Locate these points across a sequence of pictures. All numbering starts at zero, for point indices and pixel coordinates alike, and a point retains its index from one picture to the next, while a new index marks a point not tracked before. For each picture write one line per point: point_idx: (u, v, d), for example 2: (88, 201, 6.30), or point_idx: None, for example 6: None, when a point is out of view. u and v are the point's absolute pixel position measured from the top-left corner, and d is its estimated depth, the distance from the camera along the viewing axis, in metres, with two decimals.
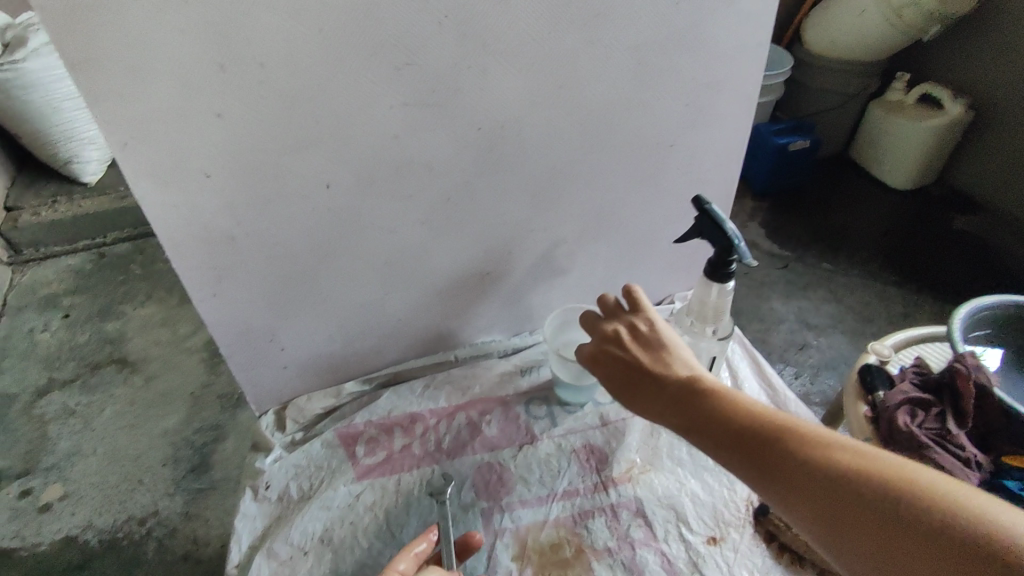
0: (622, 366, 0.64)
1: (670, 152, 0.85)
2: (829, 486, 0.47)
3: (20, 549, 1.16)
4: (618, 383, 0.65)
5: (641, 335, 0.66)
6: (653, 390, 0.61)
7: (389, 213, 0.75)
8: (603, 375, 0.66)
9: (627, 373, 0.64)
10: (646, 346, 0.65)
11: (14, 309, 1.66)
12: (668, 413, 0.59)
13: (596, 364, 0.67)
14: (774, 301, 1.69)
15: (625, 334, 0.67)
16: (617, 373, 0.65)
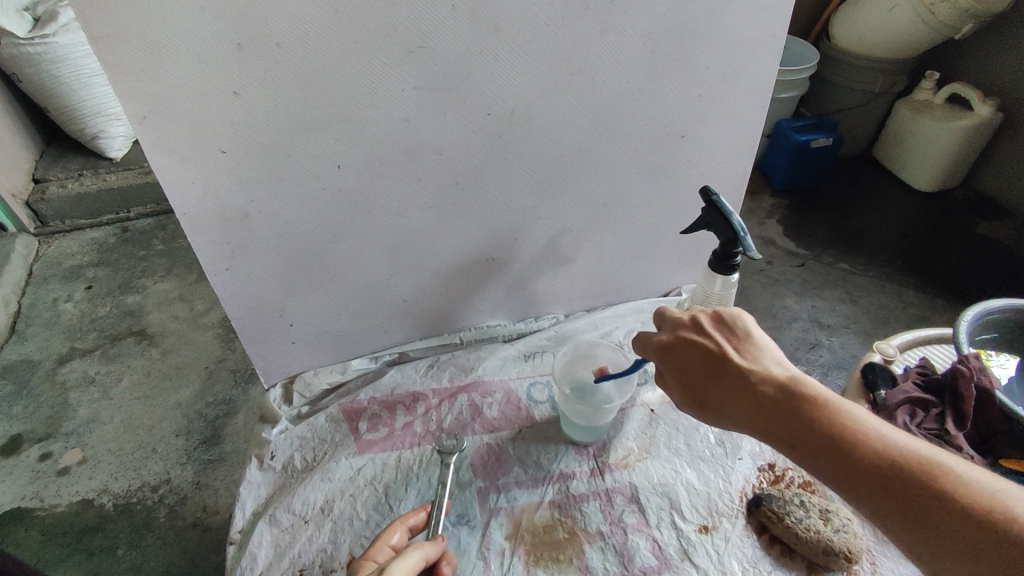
0: (701, 361, 0.60)
1: (681, 143, 0.85)
2: (934, 509, 0.45)
3: (38, 509, 1.21)
4: (694, 377, 0.60)
5: (725, 328, 0.61)
6: (735, 387, 0.57)
7: (399, 195, 0.77)
8: (675, 367, 0.62)
9: (706, 368, 0.59)
10: (732, 337, 0.60)
11: (40, 279, 1.71)
12: (757, 412, 0.55)
13: (670, 353, 0.62)
14: (786, 299, 1.68)
15: (704, 326, 0.61)
16: (695, 363, 0.60)
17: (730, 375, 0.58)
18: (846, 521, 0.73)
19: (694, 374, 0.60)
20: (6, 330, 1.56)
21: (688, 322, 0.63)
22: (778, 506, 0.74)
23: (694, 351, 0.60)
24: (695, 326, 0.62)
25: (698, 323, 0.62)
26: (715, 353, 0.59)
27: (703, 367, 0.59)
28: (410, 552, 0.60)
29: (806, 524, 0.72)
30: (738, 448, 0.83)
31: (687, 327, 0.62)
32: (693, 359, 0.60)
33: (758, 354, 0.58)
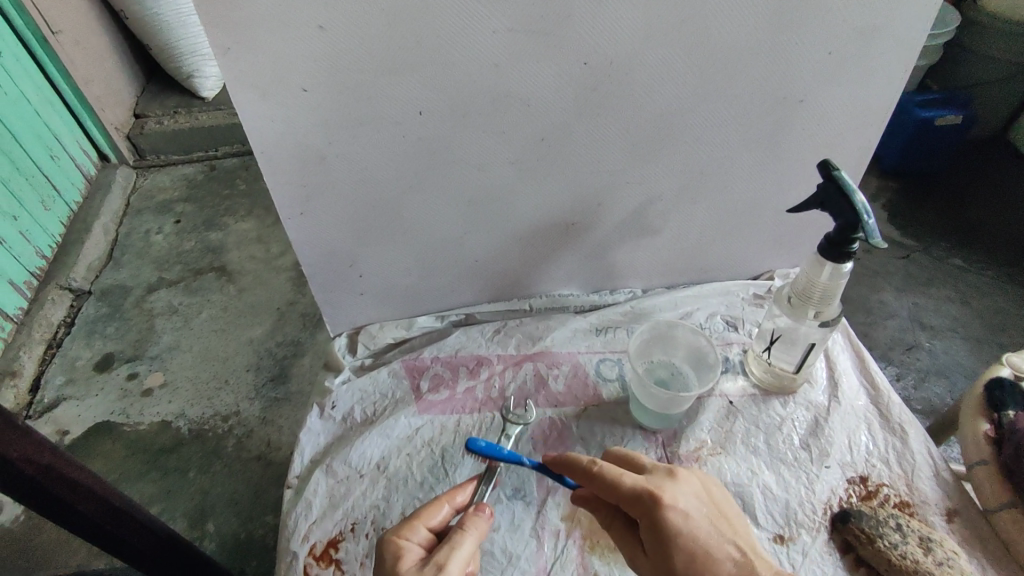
0: (675, 541, 0.54)
1: (799, 109, 0.75)
2: None
3: (124, 425, 1.28)
4: (654, 548, 0.55)
5: (694, 501, 0.57)
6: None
7: (480, 148, 0.72)
8: (660, 545, 0.54)
9: (680, 549, 0.54)
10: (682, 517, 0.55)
11: (135, 210, 1.79)
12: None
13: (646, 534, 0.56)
14: (885, 293, 1.52)
15: (678, 498, 0.56)
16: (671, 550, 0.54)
17: (700, 562, 0.54)
18: (950, 554, 0.65)
19: (664, 552, 0.54)
20: (104, 256, 1.65)
21: (657, 487, 0.56)
22: (869, 526, 0.67)
23: (670, 527, 0.54)
24: (667, 497, 0.56)
25: (671, 494, 0.56)
26: (690, 532, 0.54)
27: (671, 546, 0.54)
28: (459, 540, 0.55)
29: (901, 552, 0.65)
30: (825, 455, 0.76)
31: (662, 495, 0.55)
32: (662, 536, 0.54)
33: (722, 528, 0.56)
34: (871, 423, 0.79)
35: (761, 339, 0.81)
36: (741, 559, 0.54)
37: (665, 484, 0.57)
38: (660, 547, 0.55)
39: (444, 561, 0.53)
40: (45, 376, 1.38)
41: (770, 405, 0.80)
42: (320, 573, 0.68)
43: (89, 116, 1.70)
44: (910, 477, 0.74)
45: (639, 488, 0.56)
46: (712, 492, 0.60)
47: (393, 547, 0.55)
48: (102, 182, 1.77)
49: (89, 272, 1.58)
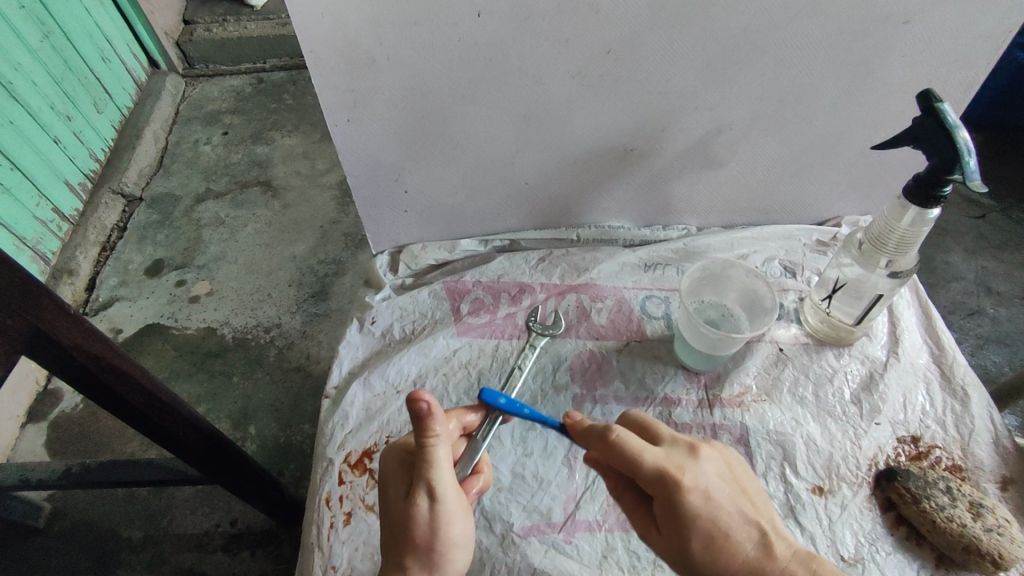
0: (691, 524, 0.50)
1: (900, 33, 0.66)
2: None
3: (173, 328, 1.33)
4: (668, 525, 0.51)
5: (716, 480, 0.52)
6: (721, 566, 0.50)
7: (539, 58, 0.66)
8: (681, 520, 0.50)
9: (697, 531, 0.50)
10: (705, 500, 0.50)
11: (184, 119, 1.79)
12: None
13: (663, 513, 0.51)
14: (953, 254, 1.40)
15: (697, 480, 0.51)
16: (694, 534, 0.50)
17: (719, 546, 0.50)
18: (1001, 522, 0.62)
19: (680, 529, 0.51)
20: (155, 163, 1.66)
21: (678, 469, 0.51)
22: (917, 486, 0.65)
23: (689, 508, 0.50)
24: (687, 478, 0.51)
25: (690, 476, 0.51)
26: (710, 518, 0.50)
27: (688, 528, 0.50)
28: (432, 455, 0.51)
29: (948, 514, 0.62)
30: (877, 412, 0.72)
31: (681, 478, 0.51)
32: (679, 515, 0.50)
33: (747, 510, 0.51)
34: (930, 383, 0.74)
35: (822, 287, 0.77)
36: (761, 546, 0.50)
37: (684, 463, 0.52)
38: (676, 524, 0.51)
39: (430, 487, 0.51)
40: (101, 276, 1.43)
41: (823, 355, 0.76)
42: (354, 479, 0.69)
43: (140, 19, 1.68)
44: (966, 441, 0.70)
45: (659, 467, 0.51)
46: (733, 466, 0.55)
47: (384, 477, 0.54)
48: (152, 88, 1.76)
49: (141, 179, 1.61)
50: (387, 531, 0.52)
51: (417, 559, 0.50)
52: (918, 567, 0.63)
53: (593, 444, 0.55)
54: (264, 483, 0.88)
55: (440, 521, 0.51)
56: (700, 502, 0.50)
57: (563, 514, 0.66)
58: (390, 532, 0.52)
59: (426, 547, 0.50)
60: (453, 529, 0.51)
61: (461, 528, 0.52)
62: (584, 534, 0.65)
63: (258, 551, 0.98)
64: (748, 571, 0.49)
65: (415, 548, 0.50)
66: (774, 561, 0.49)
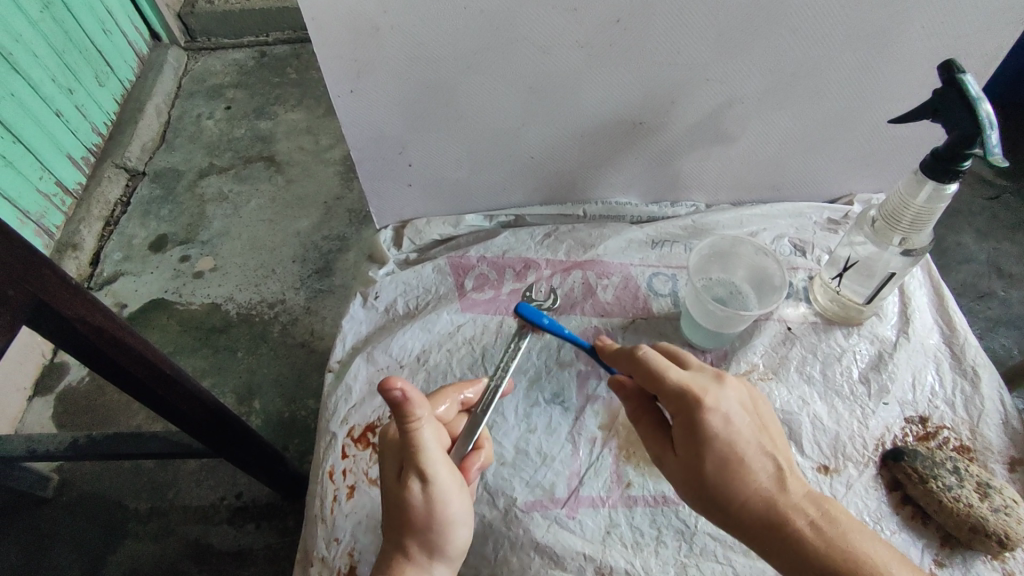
0: (710, 444, 0.51)
1: (922, 1, 0.64)
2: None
3: (177, 303, 1.33)
4: (686, 443, 0.52)
5: (737, 407, 0.53)
6: (732, 490, 0.51)
7: (546, 26, 0.64)
8: (702, 434, 0.51)
9: (715, 448, 0.51)
10: (727, 421, 0.52)
11: (187, 93, 1.77)
12: (751, 510, 0.50)
13: (687, 435, 0.52)
14: (965, 235, 1.38)
15: (720, 403, 0.52)
16: (713, 452, 0.51)
17: (732, 471, 0.51)
18: (1009, 502, 0.62)
19: (697, 447, 0.52)
20: (158, 138, 1.65)
21: (702, 389, 0.53)
22: (923, 466, 0.64)
23: (708, 426, 0.51)
24: (709, 400, 0.52)
25: (713, 397, 0.52)
26: (728, 439, 0.51)
27: (707, 445, 0.51)
28: (418, 439, 0.51)
29: (954, 494, 0.62)
30: (885, 392, 0.71)
31: (704, 397, 0.52)
32: (699, 433, 0.51)
33: (765, 440, 0.53)
34: (940, 363, 0.73)
35: (833, 265, 0.75)
36: (774, 475, 0.51)
37: (707, 380, 0.54)
38: (695, 442, 0.52)
39: (422, 471, 0.51)
40: (105, 251, 1.43)
41: (831, 334, 0.75)
42: (358, 454, 0.69)
43: None
44: (974, 422, 0.70)
45: (682, 385, 0.53)
46: (756, 398, 0.56)
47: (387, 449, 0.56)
48: (154, 61, 1.73)
49: (143, 153, 1.59)
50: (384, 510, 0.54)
51: (419, 540, 0.51)
52: (923, 547, 0.63)
53: (623, 359, 0.58)
54: (269, 456, 0.89)
55: (430, 503, 0.51)
56: (718, 423, 0.51)
57: (567, 490, 0.66)
58: (388, 510, 0.53)
59: (424, 528, 0.51)
60: (450, 508, 0.52)
61: (459, 504, 0.53)
62: (588, 510, 0.65)
63: (263, 524, 0.99)
64: (756, 497, 0.51)
65: (413, 528, 0.51)
66: (784, 494, 0.50)
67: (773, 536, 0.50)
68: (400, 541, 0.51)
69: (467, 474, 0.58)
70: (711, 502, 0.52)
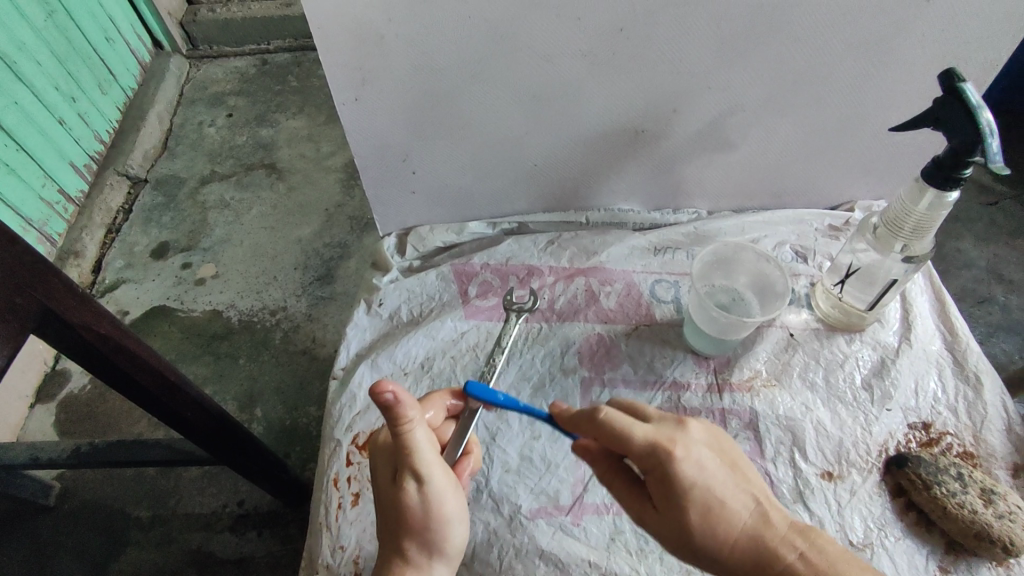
0: (688, 495, 0.49)
1: (923, 10, 0.65)
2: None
3: (179, 310, 1.33)
4: (665, 501, 0.50)
5: (706, 453, 0.51)
6: (716, 536, 0.49)
7: (549, 34, 0.65)
8: (677, 489, 0.49)
9: (693, 502, 0.49)
10: (698, 471, 0.49)
11: (189, 101, 1.78)
12: (741, 557, 0.49)
13: (663, 492, 0.50)
14: (965, 241, 1.38)
15: (690, 453, 0.50)
16: (689, 507, 0.49)
17: (715, 520, 0.49)
18: (1013, 508, 0.62)
19: (675, 502, 0.49)
20: (160, 145, 1.65)
21: (669, 440, 0.50)
22: (927, 472, 0.64)
23: (681, 480, 0.49)
24: (679, 449, 0.50)
25: (682, 446, 0.50)
26: (704, 488, 0.49)
27: (684, 500, 0.49)
28: (411, 442, 0.51)
29: (959, 500, 0.62)
30: (888, 398, 0.71)
31: (673, 448, 0.50)
32: (674, 488, 0.49)
33: (737, 482, 0.51)
34: (942, 369, 0.73)
35: (835, 272, 0.76)
36: (757, 511, 0.50)
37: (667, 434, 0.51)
38: (672, 499, 0.49)
39: (416, 472, 0.51)
40: (107, 258, 1.43)
41: (834, 341, 0.76)
42: (362, 461, 0.69)
43: None
44: (977, 428, 0.70)
45: (649, 442, 0.50)
46: (714, 436, 0.53)
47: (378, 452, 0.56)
48: (156, 69, 1.74)
49: (145, 161, 1.60)
50: (379, 514, 0.54)
51: (416, 541, 0.51)
52: (927, 553, 0.63)
53: (580, 426, 0.53)
54: (271, 463, 0.89)
55: (427, 503, 0.52)
56: (692, 474, 0.49)
57: (571, 497, 0.66)
58: (383, 512, 0.53)
59: (421, 527, 0.52)
60: (447, 505, 0.53)
61: (455, 502, 0.53)
62: (592, 517, 0.65)
63: (265, 531, 0.98)
64: (744, 541, 0.49)
65: (409, 529, 0.51)
66: (769, 529, 0.49)
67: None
68: (397, 543, 0.51)
69: (460, 477, 0.60)
70: (697, 552, 0.50)
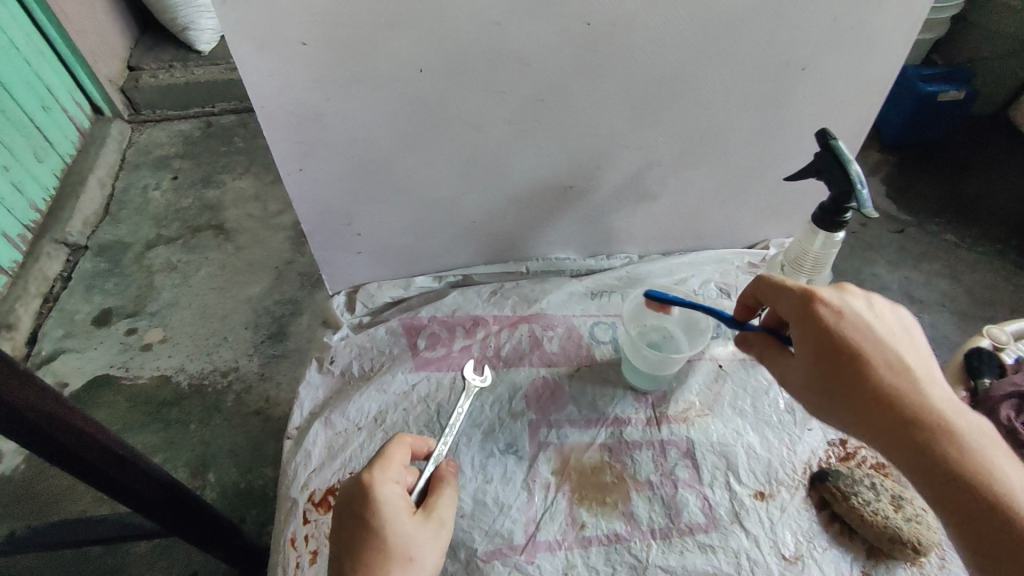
0: (829, 334, 0.57)
1: (801, 77, 0.75)
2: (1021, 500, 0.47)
3: (124, 378, 1.31)
4: (808, 344, 0.58)
5: (862, 310, 0.58)
6: (855, 384, 0.55)
7: (478, 107, 0.71)
8: (821, 324, 0.57)
9: (835, 340, 0.56)
10: (844, 321, 0.57)
11: (131, 165, 1.77)
12: (873, 417, 0.54)
13: (805, 332, 0.58)
14: (878, 266, 1.51)
15: (843, 302, 0.58)
16: (824, 346, 0.57)
17: (854, 363, 0.55)
18: (919, 512, 0.68)
19: (817, 342, 0.57)
20: (101, 211, 1.64)
21: (826, 293, 0.59)
22: (844, 484, 0.70)
23: (826, 322, 0.57)
24: (834, 299, 0.58)
25: (838, 299, 0.58)
26: (846, 335, 0.56)
27: (828, 339, 0.56)
28: (447, 494, 0.60)
29: (873, 508, 0.68)
30: (808, 419, 0.78)
31: (825, 296, 0.58)
32: (819, 327, 0.57)
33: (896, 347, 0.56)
34: None
35: None
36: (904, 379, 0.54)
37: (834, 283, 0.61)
38: (817, 335, 0.57)
39: (442, 517, 0.59)
40: (45, 328, 1.39)
41: (757, 369, 0.83)
42: (319, 518, 0.70)
43: (82, 67, 1.67)
44: None
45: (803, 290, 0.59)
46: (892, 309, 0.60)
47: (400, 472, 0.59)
48: (96, 135, 1.74)
49: (86, 227, 1.58)
50: (387, 545, 0.54)
51: None
52: (852, 560, 0.68)
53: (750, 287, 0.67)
54: (225, 529, 0.88)
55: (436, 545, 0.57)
56: (837, 325, 0.57)
57: (524, 536, 0.69)
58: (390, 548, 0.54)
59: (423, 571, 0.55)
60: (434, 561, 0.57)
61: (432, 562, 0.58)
62: (545, 554, 0.68)
63: None
64: (873, 380, 0.54)
65: (417, 567, 0.54)
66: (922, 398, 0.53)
67: (900, 434, 0.52)
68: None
69: None
70: (831, 363, 0.57)
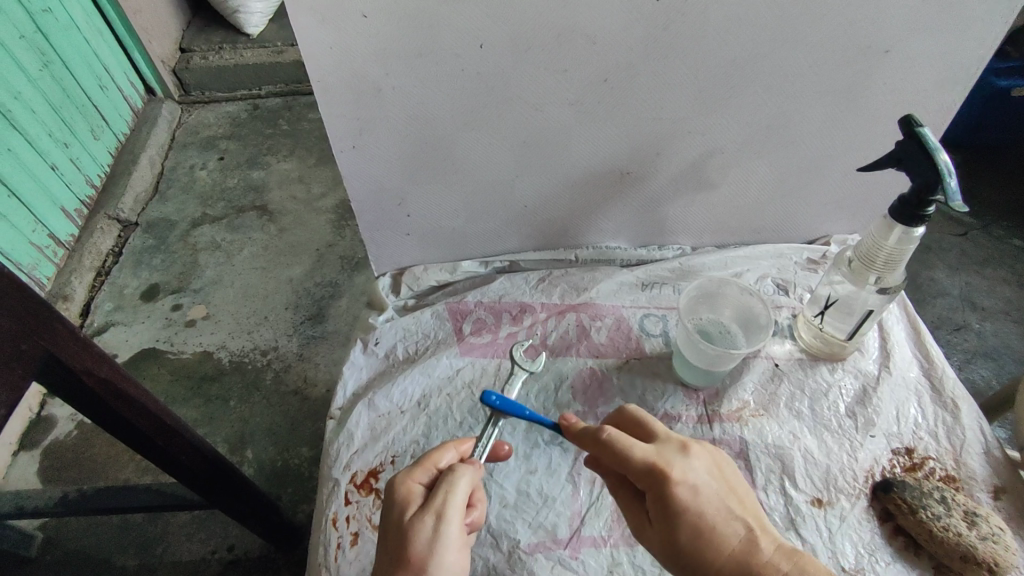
0: (679, 513, 0.53)
1: (882, 60, 0.70)
2: None
3: (169, 352, 1.33)
4: (660, 517, 0.54)
5: (702, 473, 0.55)
6: (701, 564, 0.52)
7: (538, 86, 0.69)
8: (661, 505, 0.54)
9: (683, 522, 0.53)
10: (681, 494, 0.53)
11: (180, 145, 1.80)
12: None
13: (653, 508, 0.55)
14: (937, 270, 1.43)
15: (686, 473, 0.54)
16: (671, 525, 0.53)
17: (704, 542, 0.52)
18: (995, 530, 0.64)
19: (667, 520, 0.53)
20: (151, 189, 1.67)
21: (668, 461, 0.55)
22: (912, 496, 0.66)
23: (674, 499, 0.53)
24: (675, 471, 0.54)
25: (677, 468, 0.54)
26: (696, 509, 0.53)
27: (674, 518, 0.53)
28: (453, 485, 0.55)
29: (943, 523, 0.63)
30: (872, 425, 0.74)
31: (669, 469, 0.54)
32: (668, 506, 0.53)
33: (730, 506, 0.54)
34: (921, 396, 0.76)
35: (815, 303, 0.79)
36: (747, 534, 0.53)
37: (651, 466, 0.55)
38: (666, 515, 0.53)
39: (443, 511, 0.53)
40: (95, 301, 1.43)
41: (817, 370, 0.79)
42: (360, 500, 0.70)
43: (136, 47, 1.70)
44: (958, 452, 0.72)
45: (649, 461, 0.55)
46: (716, 470, 0.56)
47: (397, 499, 0.55)
48: (148, 115, 1.78)
49: (137, 204, 1.62)
50: (391, 539, 0.53)
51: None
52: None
53: (588, 445, 0.59)
54: (264, 506, 0.88)
55: (439, 542, 0.51)
56: (679, 500, 0.53)
57: (568, 531, 0.67)
58: (391, 545, 0.52)
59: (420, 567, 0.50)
60: (450, 557, 0.51)
61: (457, 559, 0.52)
62: (590, 550, 0.65)
63: None
64: (727, 566, 0.52)
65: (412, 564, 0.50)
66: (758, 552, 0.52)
67: None
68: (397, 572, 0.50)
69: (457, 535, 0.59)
70: (687, 564, 0.53)
